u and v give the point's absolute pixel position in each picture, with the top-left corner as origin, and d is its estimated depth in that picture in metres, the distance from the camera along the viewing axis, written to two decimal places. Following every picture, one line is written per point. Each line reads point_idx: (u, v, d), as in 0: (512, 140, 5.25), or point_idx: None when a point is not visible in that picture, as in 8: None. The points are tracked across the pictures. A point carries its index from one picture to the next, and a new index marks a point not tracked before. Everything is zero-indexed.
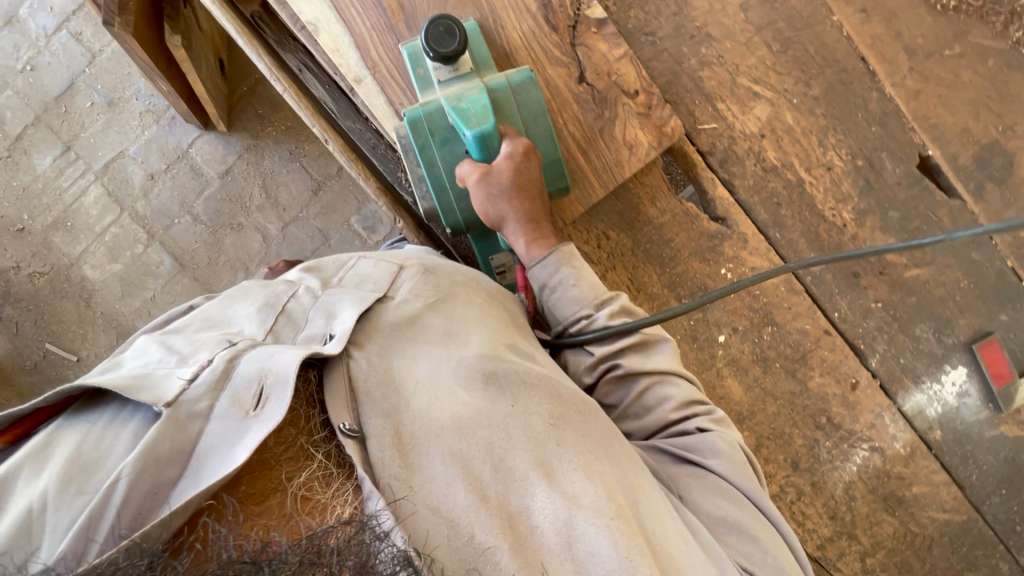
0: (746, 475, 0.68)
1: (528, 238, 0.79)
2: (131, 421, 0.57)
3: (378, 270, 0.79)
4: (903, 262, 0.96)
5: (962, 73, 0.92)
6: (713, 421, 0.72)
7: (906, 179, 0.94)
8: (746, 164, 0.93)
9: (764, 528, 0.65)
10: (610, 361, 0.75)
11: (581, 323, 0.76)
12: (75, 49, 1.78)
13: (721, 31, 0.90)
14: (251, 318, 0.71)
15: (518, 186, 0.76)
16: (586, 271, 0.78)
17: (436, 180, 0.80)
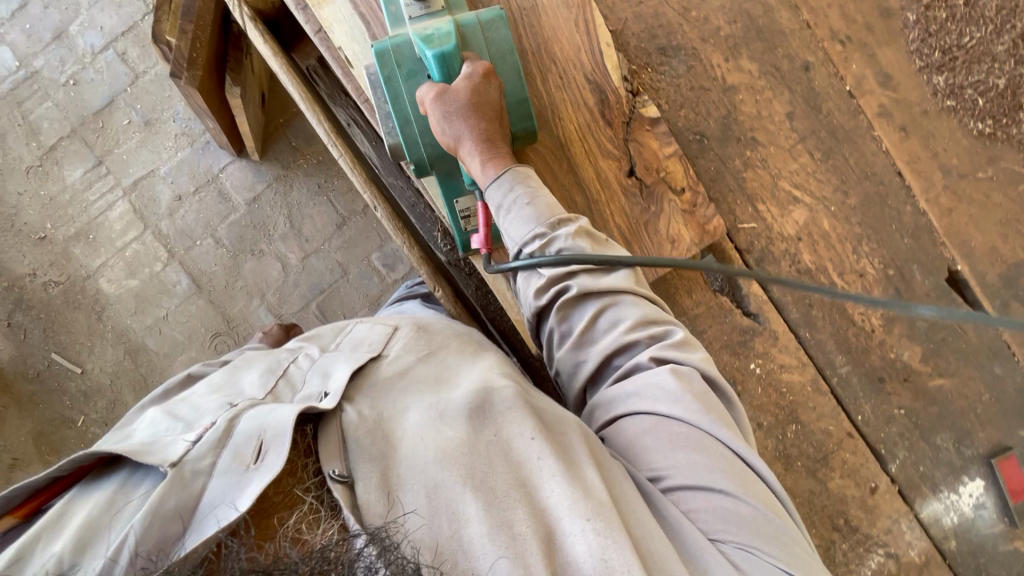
0: (707, 410, 0.65)
1: (484, 158, 0.75)
2: (143, 483, 0.54)
3: (377, 330, 0.78)
4: (928, 371, 0.97)
5: (993, 194, 0.96)
6: (668, 344, 0.69)
7: (935, 292, 0.96)
8: (782, 264, 0.94)
9: (742, 480, 0.61)
10: (562, 283, 0.72)
11: (537, 242, 0.73)
12: (119, 69, 1.81)
13: (766, 136, 0.93)
14: (252, 381, 0.71)
15: (475, 104, 0.74)
16: (542, 192, 0.76)
17: (401, 114, 0.80)
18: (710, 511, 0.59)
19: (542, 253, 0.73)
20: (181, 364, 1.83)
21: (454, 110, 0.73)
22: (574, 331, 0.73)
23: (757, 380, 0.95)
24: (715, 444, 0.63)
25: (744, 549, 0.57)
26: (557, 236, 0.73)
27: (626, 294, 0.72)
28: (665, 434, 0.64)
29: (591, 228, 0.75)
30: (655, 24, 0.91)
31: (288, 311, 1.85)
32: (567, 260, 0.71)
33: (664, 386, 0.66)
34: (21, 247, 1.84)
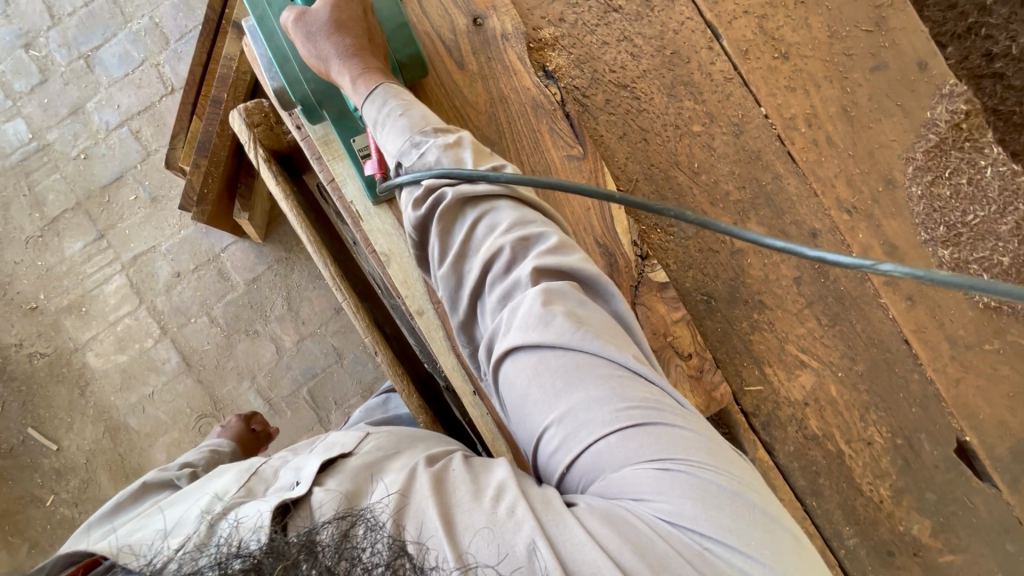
0: (585, 324, 0.56)
1: (354, 73, 0.73)
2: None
3: (352, 431, 0.62)
4: (939, 546, 0.94)
5: (999, 366, 0.94)
6: (547, 250, 0.60)
7: (943, 463, 0.94)
8: (788, 429, 0.92)
9: (623, 392, 0.52)
10: (438, 190, 0.66)
11: (412, 153, 0.69)
12: (131, 147, 1.83)
13: (773, 299, 0.93)
14: (225, 486, 0.60)
15: (338, 21, 0.74)
16: (418, 105, 0.73)
17: (278, 51, 0.79)
18: (590, 445, 0.51)
19: (419, 164, 0.69)
20: (163, 446, 1.77)
21: (320, 30, 0.73)
22: (452, 246, 0.64)
23: None
24: (595, 360, 0.54)
25: (624, 471, 0.50)
26: (430, 143, 0.69)
27: (504, 201, 0.65)
28: (538, 367, 0.54)
29: (467, 137, 0.70)
30: (665, 185, 0.92)
31: (279, 395, 1.80)
32: (444, 167, 0.66)
33: (532, 302, 0.56)
34: (11, 317, 1.81)
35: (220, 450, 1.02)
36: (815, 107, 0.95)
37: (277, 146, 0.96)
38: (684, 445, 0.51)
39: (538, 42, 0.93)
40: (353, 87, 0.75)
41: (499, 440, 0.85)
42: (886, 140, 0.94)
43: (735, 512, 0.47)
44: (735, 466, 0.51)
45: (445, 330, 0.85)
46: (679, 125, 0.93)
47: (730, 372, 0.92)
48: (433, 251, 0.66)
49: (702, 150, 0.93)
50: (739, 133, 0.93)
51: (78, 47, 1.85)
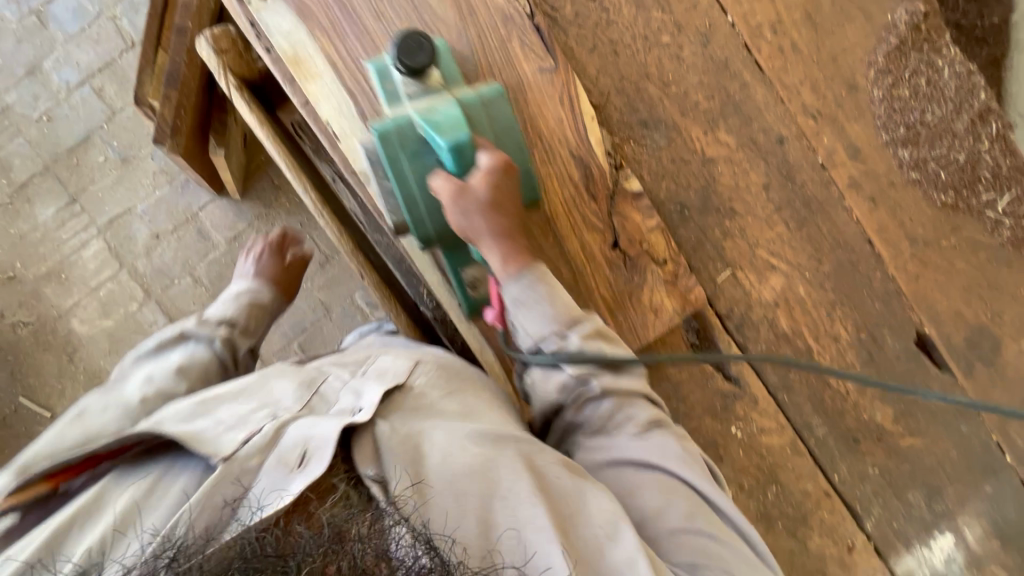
0: (693, 467, 0.77)
1: (504, 254, 0.80)
2: (181, 473, 0.66)
3: (399, 360, 0.84)
4: (900, 431, 1.01)
5: (955, 261, 1.00)
6: (665, 428, 0.80)
7: (904, 354, 1.01)
8: (760, 329, 0.97)
9: (717, 524, 0.73)
10: (584, 379, 0.80)
11: (552, 343, 0.80)
12: (96, 106, 1.78)
13: (744, 207, 0.96)
14: (286, 395, 0.76)
15: (493, 200, 0.77)
16: (561, 292, 0.81)
17: (407, 198, 0.79)
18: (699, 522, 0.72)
19: (561, 352, 0.80)
20: None
21: (473, 211, 0.77)
22: (594, 422, 0.81)
23: (738, 444, 0.98)
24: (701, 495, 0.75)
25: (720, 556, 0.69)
26: (572, 340, 0.80)
27: (641, 397, 0.81)
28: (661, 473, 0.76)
29: (602, 327, 0.82)
30: (637, 97, 0.94)
31: (270, 351, 1.82)
32: (590, 358, 0.79)
33: (667, 446, 0.78)
34: None
35: (257, 299, 1.09)
36: (779, 15, 0.97)
37: (248, 74, 0.97)
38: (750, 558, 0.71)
39: None
40: (499, 262, 0.80)
41: None
42: (848, 45, 0.97)
43: None
44: None
45: (429, 246, 0.87)
46: (648, 37, 0.94)
47: (704, 279, 0.96)
48: (596, 443, 0.80)
49: (672, 62, 0.94)
50: (706, 43, 0.95)
51: (28, 3, 1.77)
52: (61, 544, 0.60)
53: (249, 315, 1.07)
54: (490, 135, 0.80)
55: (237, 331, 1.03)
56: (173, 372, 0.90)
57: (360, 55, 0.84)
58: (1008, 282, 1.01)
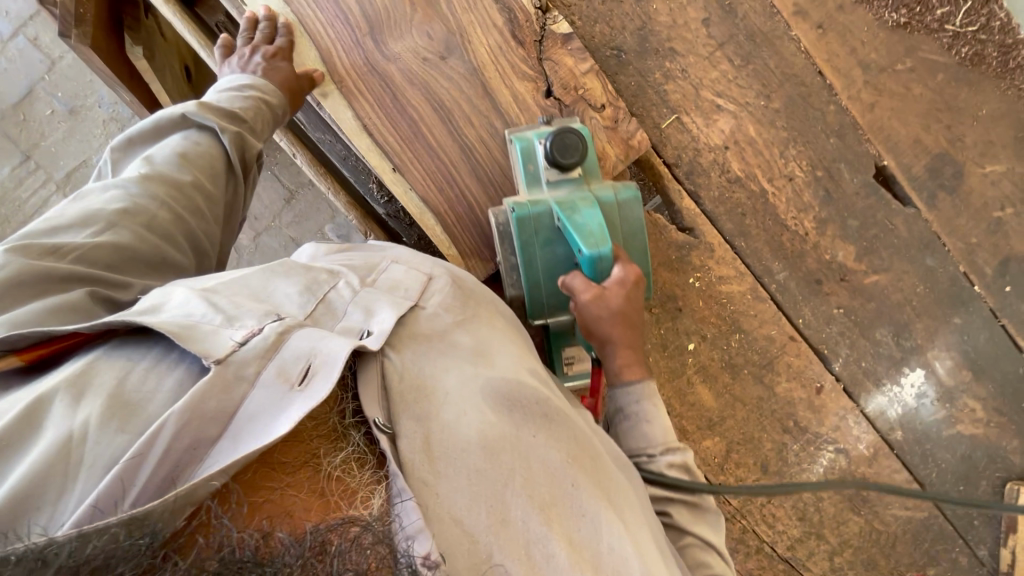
0: None
1: (622, 362, 0.73)
2: (173, 370, 0.48)
3: (414, 272, 0.67)
4: (864, 269, 0.99)
5: (912, 86, 0.96)
6: None
7: (863, 189, 0.97)
8: (711, 175, 0.94)
9: None
10: (659, 505, 0.70)
11: (640, 459, 0.71)
12: (34, 56, 1.72)
13: (684, 46, 0.92)
14: (289, 301, 0.58)
15: (623, 308, 0.72)
16: (666, 420, 0.72)
17: (531, 274, 0.77)
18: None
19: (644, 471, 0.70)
20: None
21: (602, 318, 0.71)
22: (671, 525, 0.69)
23: (698, 294, 0.96)
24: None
25: None
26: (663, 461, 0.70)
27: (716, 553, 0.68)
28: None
29: (696, 462, 0.71)
30: None
31: None
32: (668, 488, 0.69)
33: None
34: None
35: (269, 97, 0.79)
36: None
37: None
38: None
39: None
40: (614, 366, 0.73)
41: (424, 212, 0.86)
42: None
43: None
44: None
45: (353, 110, 0.83)
46: None
47: (649, 127, 0.93)
48: None
49: None
50: None
51: None
52: (27, 425, 0.43)
53: (255, 112, 0.78)
54: (619, 240, 0.76)
55: (248, 132, 0.76)
56: (176, 155, 0.70)
57: None
58: (967, 103, 0.97)
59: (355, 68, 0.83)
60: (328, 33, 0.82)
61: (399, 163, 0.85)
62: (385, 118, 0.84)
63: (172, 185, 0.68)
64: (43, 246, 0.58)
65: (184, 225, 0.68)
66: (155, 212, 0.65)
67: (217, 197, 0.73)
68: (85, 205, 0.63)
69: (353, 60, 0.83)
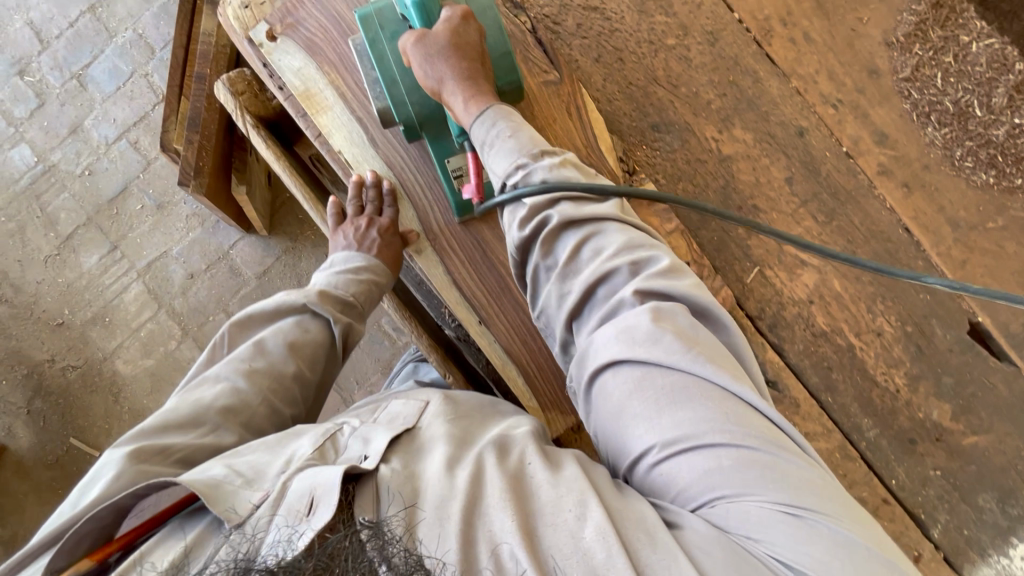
0: (692, 344, 0.56)
1: (466, 96, 0.73)
2: (214, 533, 0.51)
3: (412, 402, 0.66)
4: (961, 429, 0.94)
5: (1005, 243, 0.93)
6: (653, 275, 0.61)
7: (958, 346, 0.94)
8: (795, 328, 0.93)
9: (721, 406, 0.53)
10: (544, 213, 0.68)
11: (516, 173, 0.70)
12: (133, 157, 1.88)
13: (768, 203, 0.92)
14: (300, 446, 0.60)
15: (456, 45, 0.73)
16: (526, 128, 0.73)
17: (386, 72, 0.78)
18: (699, 464, 0.51)
19: (525, 184, 0.69)
20: None
21: (433, 53, 0.72)
22: (559, 264, 0.66)
23: None
24: (693, 383, 0.54)
25: (736, 501, 0.49)
26: (536, 166, 0.69)
27: (610, 221, 0.67)
28: (645, 382, 0.55)
29: (576, 159, 0.71)
30: (646, 102, 0.92)
31: None
32: (555, 189, 0.67)
33: (645, 325, 0.57)
34: (38, 334, 1.84)
35: (378, 277, 0.83)
36: (789, 7, 0.95)
37: (264, 113, 0.96)
38: (745, 422, 0.52)
39: None
40: (463, 107, 0.74)
41: (508, 364, 0.87)
42: (864, 30, 0.94)
43: (775, 465, 0.50)
44: (749, 415, 0.53)
45: (444, 264, 0.87)
46: (654, 40, 0.93)
47: (731, 279, 0.93)
48: (562, 287, 0.65)
49: (679, 62, 0.92)
50: (714, 41, 0.93)
51: (68, 67, 1.90)
52: None
53: (366, 294, 0.81)
54: None
55: (357, 316, 0.79)
56: (286, 344, 0.72)
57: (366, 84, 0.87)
58: None
59: (447, 224, 0.87)
60: (428, 195, 0.87)
61: (486, 317, 0.87)
62: (474, 274, 0.87)
63: (275, 381, 0.69)
64: (153, 447, 0.59)
65: (277, 416, 0.69)
66: (255, 409, 0.67)
67: (312, 380, 0.74)
68: (198, 400, 0.65)
69: (447, 218, 0.87)
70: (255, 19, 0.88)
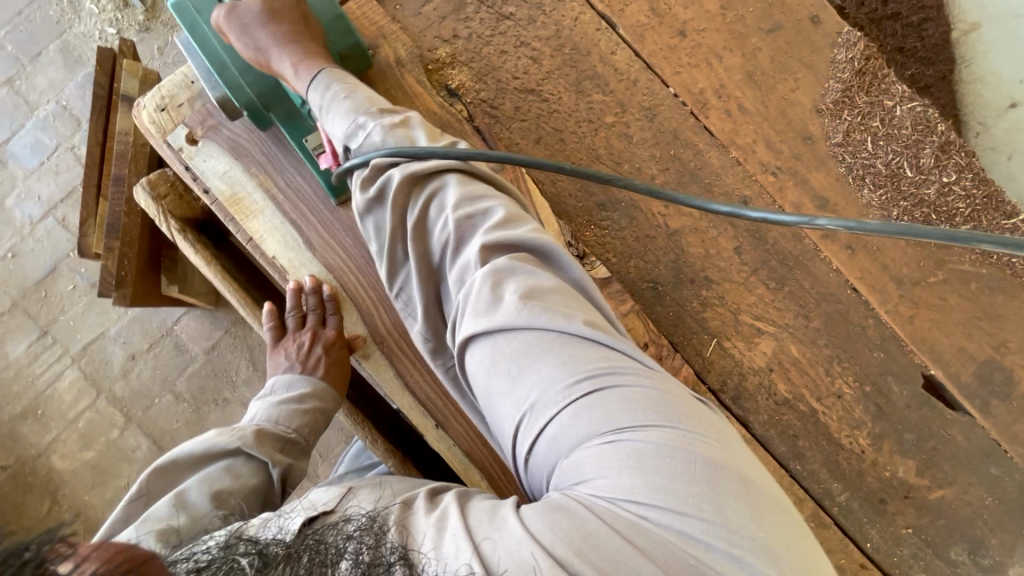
0: (537, 302, 0.56)
1: (294, 61, 0.71)
2: None
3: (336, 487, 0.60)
4: (926, 484, 0.93)
5: (947, 296, 0.95)
6: (496, 227, 0.61)
7: (915, 401, 0.94)
8: (758, 398, 0.92)
9: (570, 355, 0.54)
10: (387, 173, 0.66)
11: (358, 134, 0.68)
12: (61, 235, 1.76)
13: (719, 274, 0.93)
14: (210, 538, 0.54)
15: (271, 10, 0.71)
16: (361, 87, 0.72)
17: (214, 58, 0.74)
18: (553, 429, 0.52)
19: (369, 145, 0.68)
20: None
21: (248, 21, 0.70)
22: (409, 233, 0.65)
23: None
24: (546, 338, 0.54)
25: (603, 446, 0.50)
26: (377, 124, 0.68)
27: (451, 176, 0.65)
28: (494, 355, 0.56)
29: (415, 115, 0.70)
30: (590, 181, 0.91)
31: None
32: (391, 152, 0.66)
33: (487, 288, 0.57)
34: None
35: (325, 404, 0.78)
36: (721, 78, 0.96)
37: (189, 214, 0.90)
38: (592, 365, 0.53)
39: (435, 63, 0.91)
40: (294, 73, 0.72)
41: (469, 468, 0.82)
42: (796, 97, 0.96)
43: (632, 401, 0.52)
44: (598, 355, 0.54)
45: (394, 367, 0.82)
46: (593, 120, 0.92)
47: (690, 354, 0.91)
48: (421, 262, 0.64)
49: (620, 139, 0.92)
50: (652, 117, 0.93)
51: None
52: None
53: (310, 425, 0.75)
54: None
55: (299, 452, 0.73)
56: (211, 491, 0.63)
57: (298, 184, 0.82)
58: (1006, 311, 0.95)
59: (396, 325, 0.83)
60: (373, 298, 0.82)
61: (443, 420, 0.82)
62: (428, 376, 0.82)
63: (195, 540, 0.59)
64: None
65: None
66: None
67: None
68: None
69: (394, 320, 0.82)
70: (173, 122, 0.83)
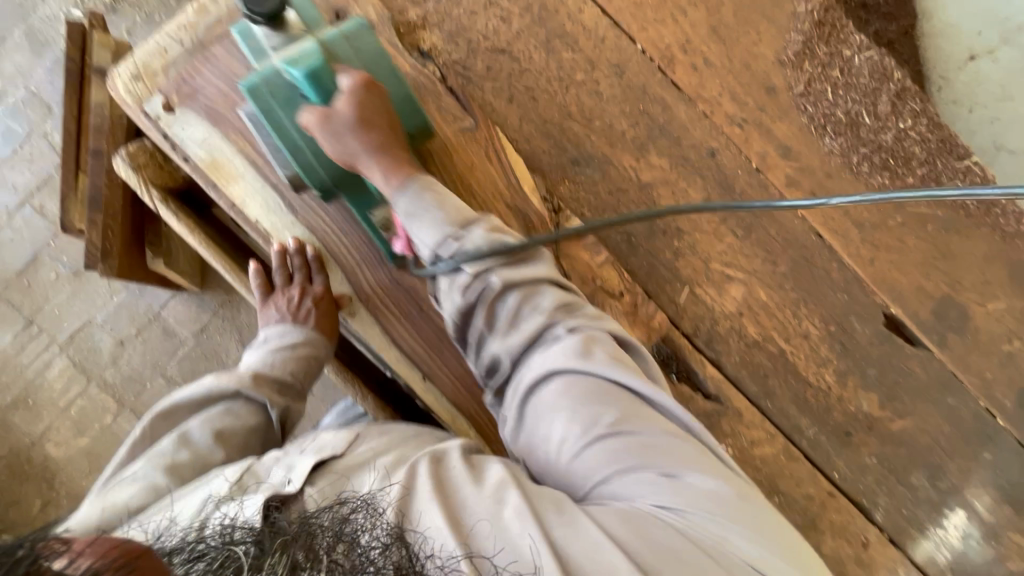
0: (618, 364, 0.69)
1: (385, 169, 0.75)
2: None
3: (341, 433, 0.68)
4: (888, 416, 0.99)
5: (906, 238, 1.00)
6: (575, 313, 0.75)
7: (876, 338, 1.00)
8: (730, 341, 0.97)
9: (639, 409, 0.67)
10: (462, 236, 0.75)
11: (450, 246, 0.74)
12: (40, 224, 1.75)
13: (689, 224, 0.97)
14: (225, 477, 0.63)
15: (363, 118, 0.73)
16: (449, 197, 0.77)
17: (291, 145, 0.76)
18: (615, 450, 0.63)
19: (461, 255, 0.74)
20: None
21: (344, 134, 0.72)
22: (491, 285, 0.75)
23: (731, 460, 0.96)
24: (619, 393, 0.67)
25: (646, 474, 0.62)
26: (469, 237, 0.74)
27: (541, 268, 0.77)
28: (565, 394, 0.67)
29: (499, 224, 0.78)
30: (562, 138, 0.94)
31: None
32: (487, 254, 0.73)
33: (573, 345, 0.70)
34: None
35: (318, 350, 0.81)
36: (687, 34, 0.98)
37: (171, 184, 0.91)
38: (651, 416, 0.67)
39: (407, 26, 0.93)
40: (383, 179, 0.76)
41: (455, 415, 0.86)
42: (759, 50, 0.99)
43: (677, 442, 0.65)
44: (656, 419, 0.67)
45: (380, 323, 0.85)
46: (563, 78, 0.95)
47: (664, 302, 0.96)
48: (499, 312, 0.75)
49: (590, 96, 0.95)
50: (621, 73, 0.96)
51: None
52: None
53: (304, 369, 0.79)
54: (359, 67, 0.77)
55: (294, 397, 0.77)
56: (215, 436, 0.69)
57: None
58: (960, 250, 1.00)
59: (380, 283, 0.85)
60: (355, 256, 0.85)
61: (429, 371, 0.86)
62: (412, 329, 0.85)
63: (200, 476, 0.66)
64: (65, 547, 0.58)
65: None
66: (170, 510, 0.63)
67: None
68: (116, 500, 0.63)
69: (378, 278, 0.85)
70: (148, 91, 0.84)
